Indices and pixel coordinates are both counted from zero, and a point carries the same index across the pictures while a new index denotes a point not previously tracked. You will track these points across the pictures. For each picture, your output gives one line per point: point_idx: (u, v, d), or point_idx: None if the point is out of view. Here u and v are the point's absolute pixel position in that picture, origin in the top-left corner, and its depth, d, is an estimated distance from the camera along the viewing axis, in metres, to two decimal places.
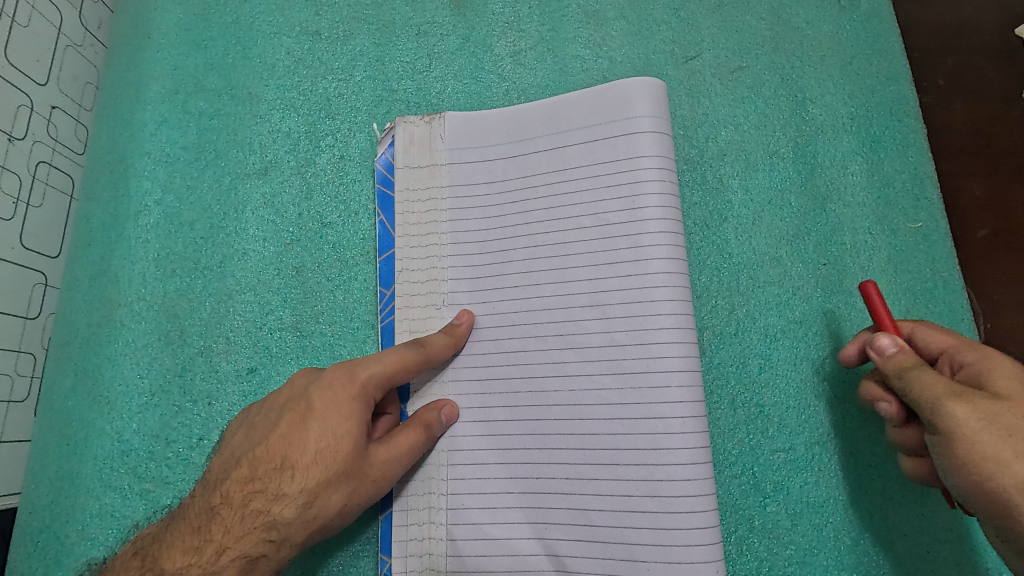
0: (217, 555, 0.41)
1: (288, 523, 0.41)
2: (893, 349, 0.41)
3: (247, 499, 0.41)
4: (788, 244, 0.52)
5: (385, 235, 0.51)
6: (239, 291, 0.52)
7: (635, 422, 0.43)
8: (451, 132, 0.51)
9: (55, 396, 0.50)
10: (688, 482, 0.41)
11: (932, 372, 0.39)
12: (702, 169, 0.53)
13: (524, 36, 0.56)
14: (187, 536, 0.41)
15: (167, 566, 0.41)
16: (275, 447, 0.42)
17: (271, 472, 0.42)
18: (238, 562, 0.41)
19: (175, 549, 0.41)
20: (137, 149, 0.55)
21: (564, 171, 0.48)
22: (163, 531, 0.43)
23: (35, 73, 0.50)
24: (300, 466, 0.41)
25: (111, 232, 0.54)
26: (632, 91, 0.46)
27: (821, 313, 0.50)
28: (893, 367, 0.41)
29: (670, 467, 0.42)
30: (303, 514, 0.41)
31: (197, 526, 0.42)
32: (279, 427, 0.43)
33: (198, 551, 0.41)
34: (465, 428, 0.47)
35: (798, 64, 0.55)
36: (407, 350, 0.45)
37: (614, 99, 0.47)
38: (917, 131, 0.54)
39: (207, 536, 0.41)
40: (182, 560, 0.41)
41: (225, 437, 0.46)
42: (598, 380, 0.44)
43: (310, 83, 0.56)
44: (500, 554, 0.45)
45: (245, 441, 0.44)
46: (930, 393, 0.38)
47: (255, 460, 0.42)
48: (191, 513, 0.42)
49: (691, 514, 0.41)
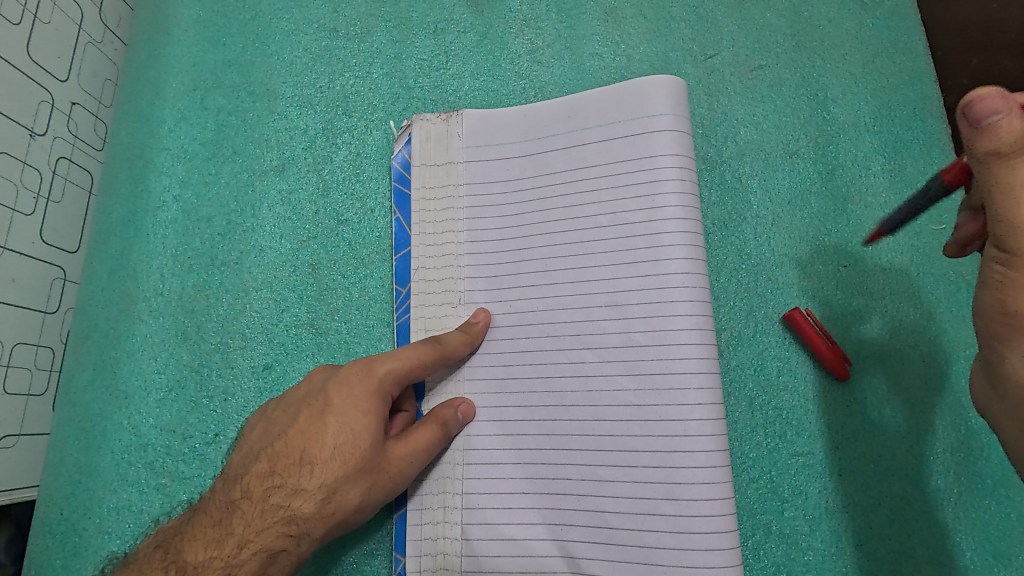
0: (238, 548, 0.41)
1: (308, 518, 0.41)
2: (1001, 116, 0.32)
3: (267, 493, 0.42)
4: (808, 244, 0.51)
5: (401, 232, 0.51)
6: (256, 288, 0.52)
7: (652, 423, 0.42)
8: (468, 130, 0.51)
9: (73, 390, 0.51)
10: (707, 486, 0.41)
11: None
12: (721, 168, 0.53)
13: (540, 34, 0.56)
14: (208, 528, 0.42)
15: (188, 558, 0.41)
16: (294, 441, 0.43)
17: (290, 467, 0.42)
18: (259, 556, 0.41)
19: (197, 542, 0.41)
20: (155, 145, 0.56)
21: (581, 169, 0.47)
22: (184, 524, 0.43)
23: (56, 70, 0.51)
24: (319, 462, 0.42)
25: (129, 227, 0.54)
26: (651, 88, 0.46)
27: (841, 315, 0.50)
28: (988, 137, 0.32)
29: (688, 470, 0.41)
30: (322, 510, 0.41)
31: (219, 519, 0.42)
32: (298, 422, 0.43)
33: (219, 544, 0.41)
34: (481, 426, 0.46)
35: (819, 63, 0.55)
36: (423, 346, 0.45)
37: (632, 96, 0.46)
38: (941, 131, 0.52)
39: (228, 529, 0.41)
40: (204, 553, 0.41)
41: (243, 432, 0.46)
42: (614, 380, 0.44)
43: (328, 80, 0.56)
44: (516, 554, 0.45)
45: (264, 436, 0.44)
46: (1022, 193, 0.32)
47: (274, 455, 0.43)
48: (211, 507, 0.43)
49: (710, 518, 0.41)
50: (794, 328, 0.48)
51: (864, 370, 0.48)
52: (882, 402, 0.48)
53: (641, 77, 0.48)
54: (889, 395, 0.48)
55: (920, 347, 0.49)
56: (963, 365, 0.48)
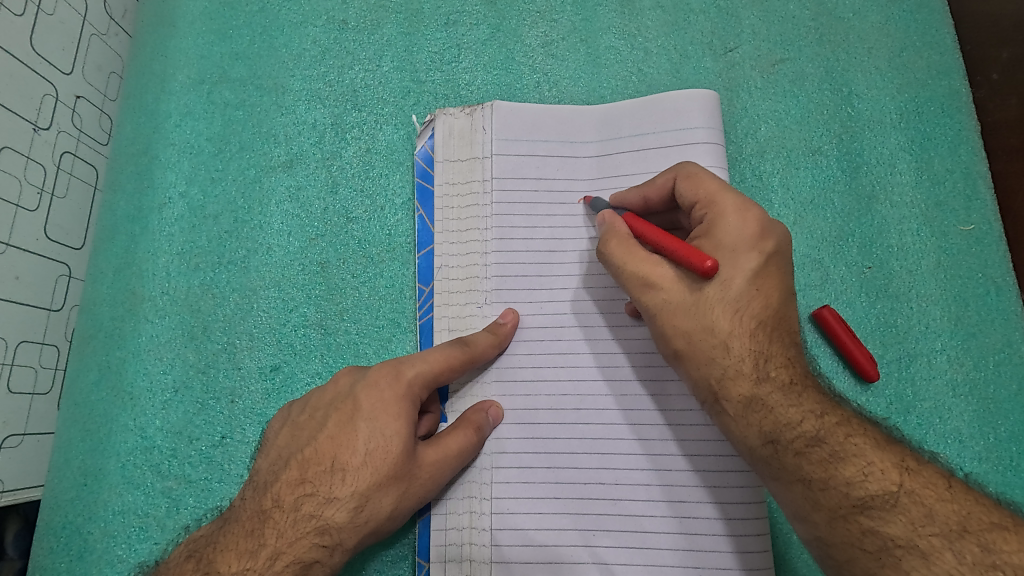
0: (272, 560, 0.40)
1: (340, 528, 0.40)
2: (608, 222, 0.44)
3: (299, 502, 0.41)
4: (831, 245, 0.49)
5: (424, 229, 0.50)
6: (263, 286, 0.51)
7: (686, 428, 0.44)
8: (495, 125, 0.50)
9: (78, 390, 0.50)
10: (740, 489, 0.43)
11: (651, 264, 0.41)
12: (741, 166, 0.51)
13: (556, 26, 0.54)
14: (241, 538, 0.41)
15: (221, 569, 0.40)
16: (324, 448, 0.42)
17: (321, 475, 0.41)
18: (293, 567, 0.40)
19: (230, 552, 0.40)
20: (161, 140, 0.55)
21: (616, 177, 0.49)
22: (216, 533, 0.42)
23: (60, 62, 0.50)
24: (350, 469, 0.41)
25: (135, 225, 0.53)
26: (687, 103, 0.48)
27: (865, 318, 0.48)
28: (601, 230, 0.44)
29: (719, 473, 0.43)
30: (355, 519, 0.41)
31: (251, 529, 0.41)
32: (326, 427, 0.42)
33: (252, 555, 0.40)
34: (509, 429, 0.46)
35: (844, 57, 0.53)
36: (451, 349, 0.44)
37: (668, 109, 0.48)
38: (971, 129, 0.50)
39: (261, 539, 0.40)
40: (238, 564, 0.40)
41: (267, 437, 0.45)
42: (650, 384, 0.45)
43: (336, 73, 0.55)
44: (547, 561, 0.44)
45: (291, 442, 0.43)
46: (655, 280, 0.41)
47: (304, 462, 0.42)
48: (243, 516, 0.42)
49: (743, 520, 0.43)
50: (823, 326, 0.47)
51: (889, 375, 0.47)
52: (907, 409, 0.46)
53: (674, 90, 0.50)
54: (915, 401, 0.46)
55: (948, 352, 0.47)
56: (992, 371, 0.46)
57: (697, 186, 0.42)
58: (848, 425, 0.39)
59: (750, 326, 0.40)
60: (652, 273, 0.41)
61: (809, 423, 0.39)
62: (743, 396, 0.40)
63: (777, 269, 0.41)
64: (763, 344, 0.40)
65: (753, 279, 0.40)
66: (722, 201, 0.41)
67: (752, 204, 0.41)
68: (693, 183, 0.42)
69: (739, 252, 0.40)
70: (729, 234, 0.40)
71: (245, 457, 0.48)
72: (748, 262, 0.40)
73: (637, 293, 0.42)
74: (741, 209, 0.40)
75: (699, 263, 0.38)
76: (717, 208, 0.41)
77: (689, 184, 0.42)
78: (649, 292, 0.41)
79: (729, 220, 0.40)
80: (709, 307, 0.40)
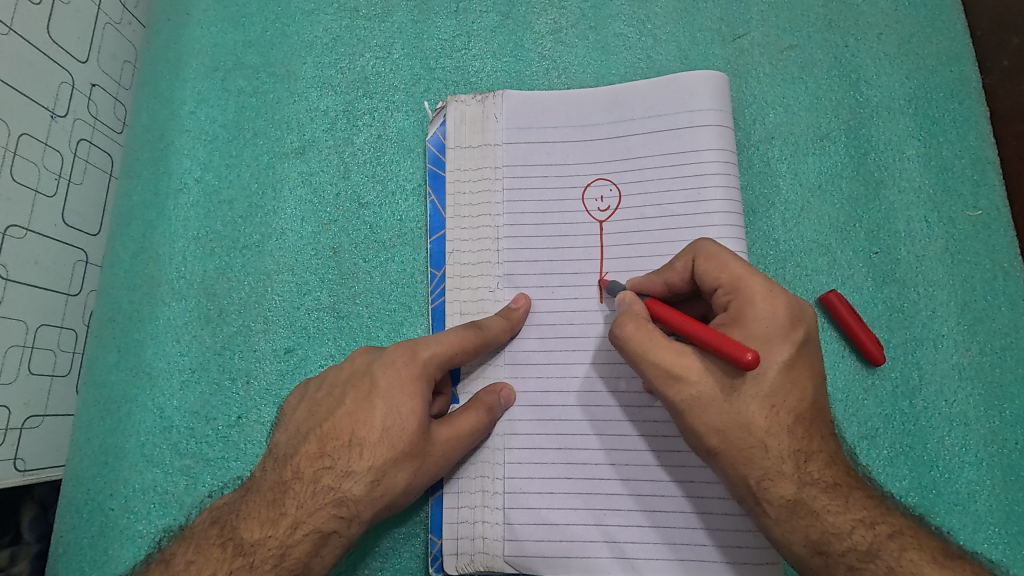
0: (292, 528, 0.41)
1: (357, 501, 0.41)
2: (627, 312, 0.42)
3: (318, 475, 0.42)
4: (838, 231, 0.50)
5: (435, 215, 0.51)
6: (277, 271, 0.52)
7: None
8: (507, 112, 0.51)
9: (97, 371, 0.51)
10: None
11: (674, 355, 0.40)
12: (748, 153, 0.52)
13: (565, 13, 0.55)
14: (262, 508, 0.42)
15: (243, 536, 0.41)
16: (341, 423, 0.43)
17: (339, 449, 0.42)
18: (312, 536, 0.41)
19: (251, 521, 0.41)
20: (177, 126, 0.55)
21: (628, 159, 0.49)
22: (238, 502, 0.43)
23: (76, 50, 0.50)
24: (367, 444, 0.42)
25: (152, 210, 0.54)
26: (697, 84, 0.48)
27: (872, 302, 0.48)
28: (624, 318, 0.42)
29: None
30: (371, 492, 0.41)
31: (271, 499, 0.42)
32: (344, 404, 0.43)
33: (273, 524, 0.41)
34: (522, 411, 0.47)
35: (853, 43, 0.53)
36: (465, 332, 0.44)
37: (679, 90, 0.49)
38: (980, 115, 0.50)
39: (281, 509, 0.41)
40: (259, 532, 0.41)
41: (285, 413, 0.46)
42: None
43: (348, 61, 0.55)
44: (558, 539, 0.45)
45: (309, 418, 0.44)
46: (679, 371, 0.40)
47: (323, 436, 0.43)
48: (264, 486, 0.43)
49: None
50: (830, 311, 0.48)
51: (894, 359, 0.47)
52: (913, 392, 0.47)
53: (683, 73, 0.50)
54: (921, 384, 0.47)
55: (954, 336, 0.47)
56: (997, 355, 0.47)
57: (720, 267, 0.41)
58: (906, 536, 0.39)
59: (790, 386, 0.39)
60: (674, 364, 0.40)
61: (859, 534, 0.39)
62: (785, 499, 0.39)
63: (807, 358, 0.40)
64: (801, 441, 0.40)
65: (785, 371, 0.39)
66: (748, 285, 0.40)
67: (779, 289, 0.40)
68: (714, 265, 0.41)
69: (772, 342, 0.39)
70: (760, 324, 0.39)
71: (260, 436, 0.49)
72: (781, 353, 0.39)
73: (661, 385, 0.40)
74: (767, 295, 0.40)
75: (739, 356, 0.37)
76: (743, 294, 0.40)
77: (712, 266, 0.41)
78: (674, 383, 0.40)
79: (758, 308, 0.39)
80: (743, 403, 0.39)
